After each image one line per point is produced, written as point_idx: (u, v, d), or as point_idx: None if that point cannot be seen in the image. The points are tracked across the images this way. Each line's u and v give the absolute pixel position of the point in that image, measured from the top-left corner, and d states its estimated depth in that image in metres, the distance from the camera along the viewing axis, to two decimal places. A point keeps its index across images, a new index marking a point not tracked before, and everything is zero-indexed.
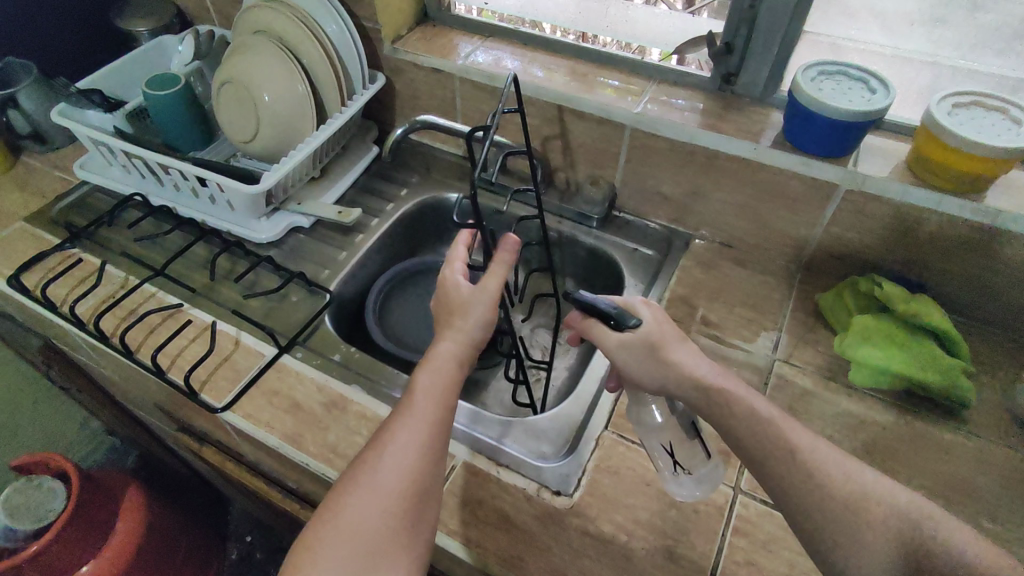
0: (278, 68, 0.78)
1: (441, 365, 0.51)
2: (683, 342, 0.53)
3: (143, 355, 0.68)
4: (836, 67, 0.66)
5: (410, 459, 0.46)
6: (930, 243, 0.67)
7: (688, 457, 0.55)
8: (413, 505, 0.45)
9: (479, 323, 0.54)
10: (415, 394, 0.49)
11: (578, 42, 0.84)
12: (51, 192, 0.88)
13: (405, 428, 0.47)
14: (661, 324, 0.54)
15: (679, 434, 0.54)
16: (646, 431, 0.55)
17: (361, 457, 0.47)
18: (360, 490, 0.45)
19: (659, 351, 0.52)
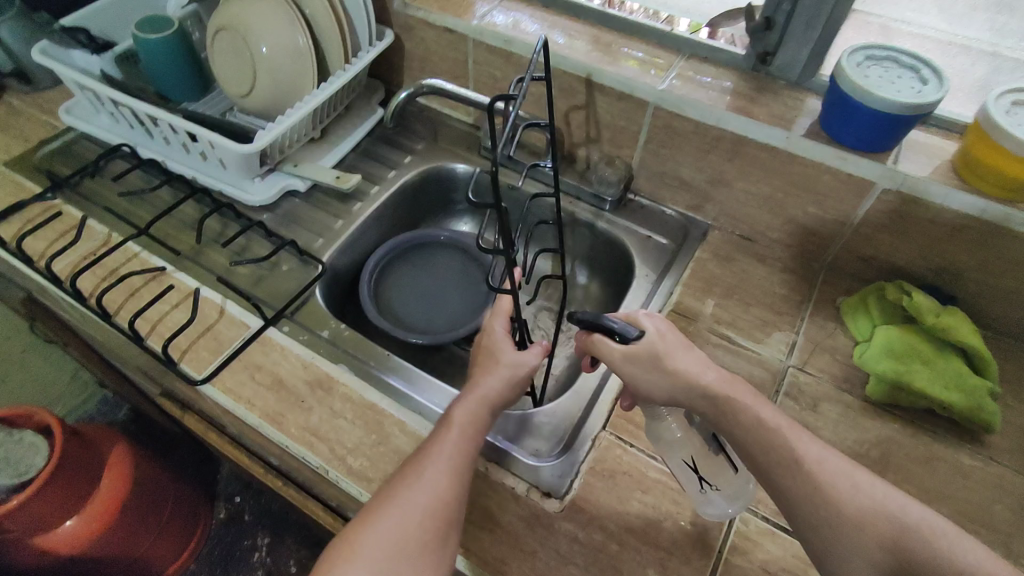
0: (277, 16, 0.72)
1: (479, 401, 0.53)
2: (690, 351, 0.51)
3: (122, 318, 0.65)
4: (886, 52, 0.60)
5: (444, 483, 0.47)
6: (969, 252, 0.61)
7: (714, 471, 0.51)
8: (441, 528, 0.45)
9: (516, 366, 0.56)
10: (451, 421, 0.51)
11: (603, 7, 0.78)
12: (35, 136, 0.83)
13: (439, 452, 0.49)
14: (665, 334, 0.52)
15: (700, 446, 0.52)
16: (666, 446, 0.52)
17: (393, 477, 0.48)
18: (391, 506, 0.45)
19: (661, 361, 0.50)
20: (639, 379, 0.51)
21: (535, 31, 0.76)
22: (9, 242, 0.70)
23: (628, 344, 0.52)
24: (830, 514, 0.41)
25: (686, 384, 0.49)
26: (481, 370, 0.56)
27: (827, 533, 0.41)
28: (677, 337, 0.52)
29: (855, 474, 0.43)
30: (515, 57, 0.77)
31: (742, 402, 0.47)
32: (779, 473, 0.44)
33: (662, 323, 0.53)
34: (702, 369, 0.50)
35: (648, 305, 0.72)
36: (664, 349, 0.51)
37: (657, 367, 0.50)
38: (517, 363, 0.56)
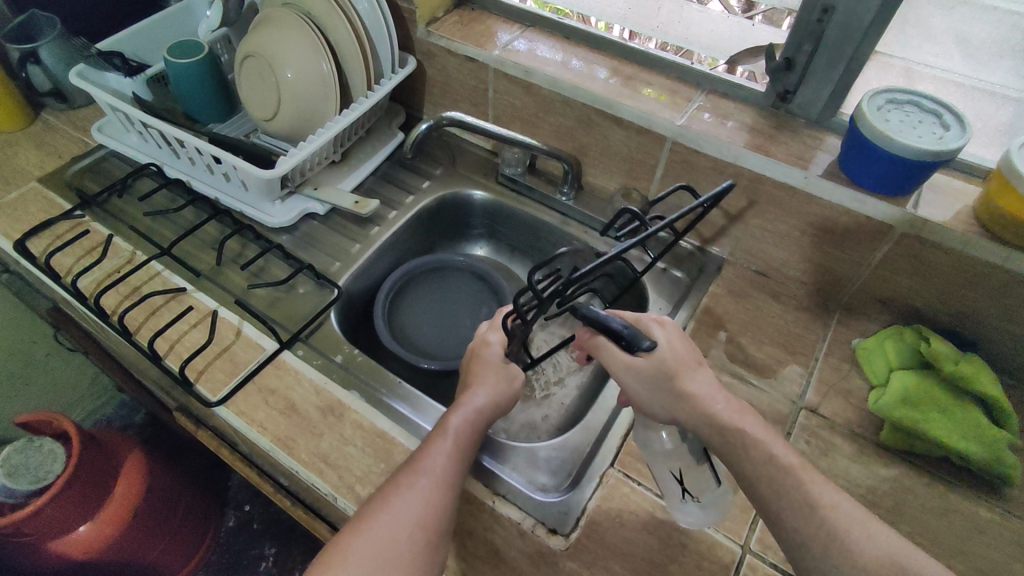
0: (303, 44, 0.74)
1: (472, 414, 0.55)
2: (699, 371, 0.52)
3: (142, 337, 0.66)
4: (908, 96, 0.59)
5: (435, 492, 0.48)
6: (990, 299, 0.60)
7: (697, 483, 0.52)
8: (430, 537, 0.46)
9: (504, 382, 0.58)
10: (442, 435, 0.52)
11: (625, 39, 0.78)
12: (68, 153, 0.86)
13: (433, 461, 0.50)
14: (676, 346, 0.53)
15: (685, 459, 0.52)
16: (654, 457, 0.53)
17: (386, 484, 0.49)
18: (381, 516, 0.46)
19: (673, 377, 0.51)
20: (656, 404, 0.51)
21: (555, 62, 0.77)
22: (38, 257, 0.73)
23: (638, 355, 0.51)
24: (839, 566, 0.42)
25: (694, 408, 0.50)
26: (472, 381, 0.58)
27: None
28: (687, 351, 0.53)
29: (858, 526, 0.44)
30: (535, 87, 0.78)
31: (759, 445, 0.48)
32: (790, 516, 0.45)
33: (673, 335, 0.54)
34: (712, 396, 0.51)
35: None
36: (678, 368, 0.51)
37: (673, 388, 0.51)
38: (510, 379, 0.58)
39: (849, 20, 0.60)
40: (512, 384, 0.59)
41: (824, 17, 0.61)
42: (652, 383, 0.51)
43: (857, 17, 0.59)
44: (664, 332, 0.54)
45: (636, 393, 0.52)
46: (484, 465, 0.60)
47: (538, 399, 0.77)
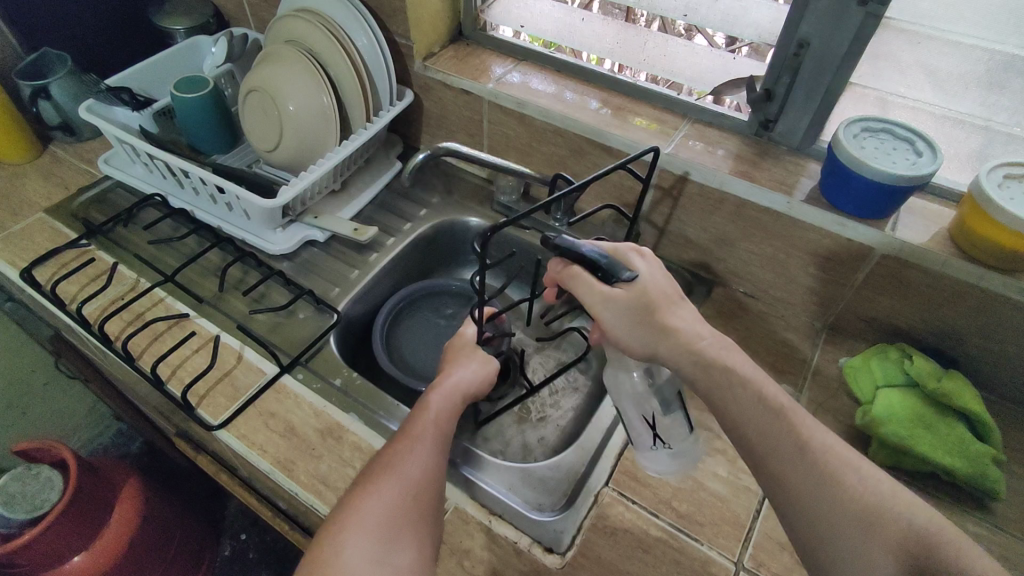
0: (305, 78, 0.77)
1: (451, 392, 0.60)
2: (682, 305, 0.55)
3: (144, 362, 0.68)
4: (882, 124, 0.62)
5: (430, 456, 0.52)
6: (969, 317, 0.62)
7: (671, 432, 0.59)
8: (429, 494, 0.50)
9: (478, 363, 0.65)
10: (428, 409, 0.57)
11: (613, 72, 0.82)
12: (74, 185, 0.88)
13: (423, 431, 0.54)
14: (653, 276, 0.55)
15: (659, 405, 0.57)
16: (630, 403, 0.58)
17: (382, 453, 0.52)
18: (388, 475, 0.50)
19: (654, 308, 0.54)
20: (636, 337, 0.54)
21: (547, 94, 0.81)
22: (44, 286, 0.75)
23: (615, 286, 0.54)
24: (841, 522, 0.44)
25: (678, 343, 0.52)
26: (451, 366, 0.64)
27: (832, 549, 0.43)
28: (669, 284, 0.55)
29: (864, 483, 0.45)
30: (528, 118, 0.81)
31: (762, 405, 0.49)
32: (791, 484, 0.46)
33: (655, 268, 0.56)
34: (698, 331, 0.53)
35: None
36: (660, 301, 0.54)
37: (655, 323, 0.53)
38: (486, 361, 0.65)
39: (825, 54, 0.64)
40: (488, 366, 0.65)
41: (800, 50, 0.65)
42: (632, 316, 0.54)
43: (833, 51, 0.63)
44: (644, 263, 0.57)
45: (616, 326, 0.55)
46: (481, 486, 0.61)
47: (534, 422, 0.78)
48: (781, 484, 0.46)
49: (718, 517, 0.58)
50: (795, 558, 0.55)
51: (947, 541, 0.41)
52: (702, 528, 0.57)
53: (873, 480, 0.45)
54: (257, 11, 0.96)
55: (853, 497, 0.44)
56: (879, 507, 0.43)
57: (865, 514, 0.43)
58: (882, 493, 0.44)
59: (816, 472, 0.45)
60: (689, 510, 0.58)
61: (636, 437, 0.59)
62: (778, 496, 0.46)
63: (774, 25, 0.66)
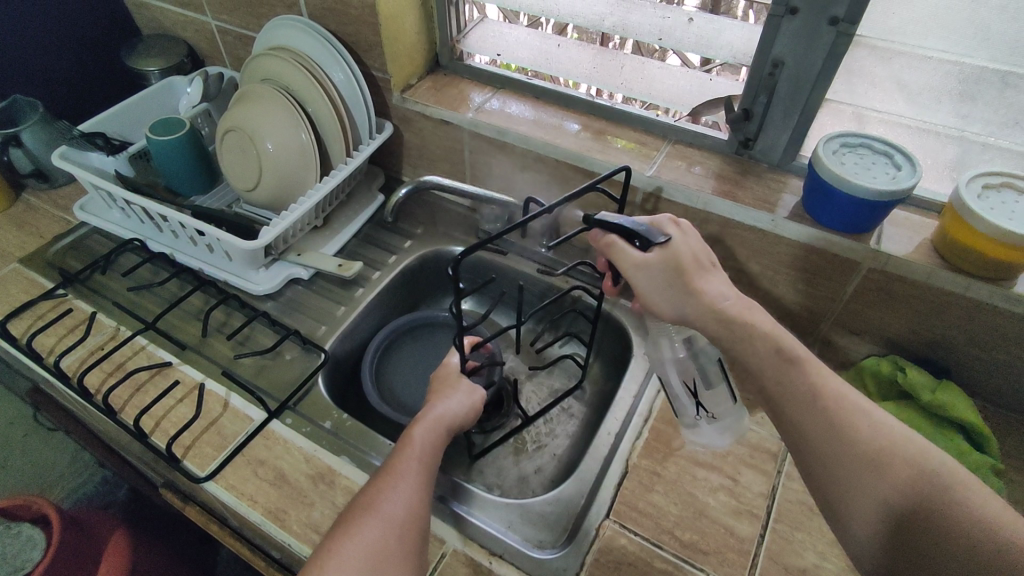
0: (282, 116, 0.76)
1: (437, 421, 0.58)
2: (713, 271, 0.54)
3: (127, 415, 0.66)
4: (859, 140, 0.63)
5: (413, 495, 0.50)
6: (957, 327, 0.63)
7: (716, 404, 0.61)
8: (414, 536, 0.48)
9: (465, 392, 0.62)
10: (412, 442, 0.55)
11: (591, 97, 0.82)
12: (50, 233, 0.87)
13: (407, 467, 0.52)
14: (689, 242, 0.54)
15: (702, 377, 0.59)
16: (672, 375, 0.59)
17: (364, 493, 0.50)
18: (369, 518, 0.47)
19: (686, 272, 0.52)
20: (665, 299, 0.53)
21: (526, 121, 0.81)
22: (19, 340, 0.72)
23: (650, 251, 0.52)
24: (853, 465, 0.45)
25: (702, 304, 0.52)
26: (437, 395, 0.62)
27: (844, 493, 0.45)
28: (703, 250, 0.54)
29: (877, 429, 0.45)
30: (509, 146, 0.81)
31: (775, 386, 0.49)
32: (807, 434, 0.47)
33: (689, 235, 0.55)
34: (721, 292, 0.52)
35: (646, 385, 0.71)
36: (692, 267, 0.53)
37: (685, 286, 0.52)
38: (474, 388, 0.63)
39: (799, 72, 0.64)
40: (474, 396, 0.63)
41: (775, 70, 0.65)
42: (665, 279, 0.53)
43: (807, 69, 0.64)
44: (677, 231, 0.55)
45: (649, 290, 0.53)
46: (480, 527, 0.59)
47: (530, 452, 0.76)
48: (795, 428, 0.48)
49: (722, 543, 0.57)
50: None
51: (953, 482, 0.41)
52: (707, 557, 0.56)
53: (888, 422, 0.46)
54: (232, 50, 0.95)
55: (865, 441, 0.45)
56: (891, 449, 0.44)
57: (875, 458, 0.44)
58: (898, 441, 0.44)
59: (830, 418, 0.46)
60: (693, 538, 0.57)
61: (680, 406, 0.61)
62: (793, 439, 0.49)
63: (747, 45, 0.66)
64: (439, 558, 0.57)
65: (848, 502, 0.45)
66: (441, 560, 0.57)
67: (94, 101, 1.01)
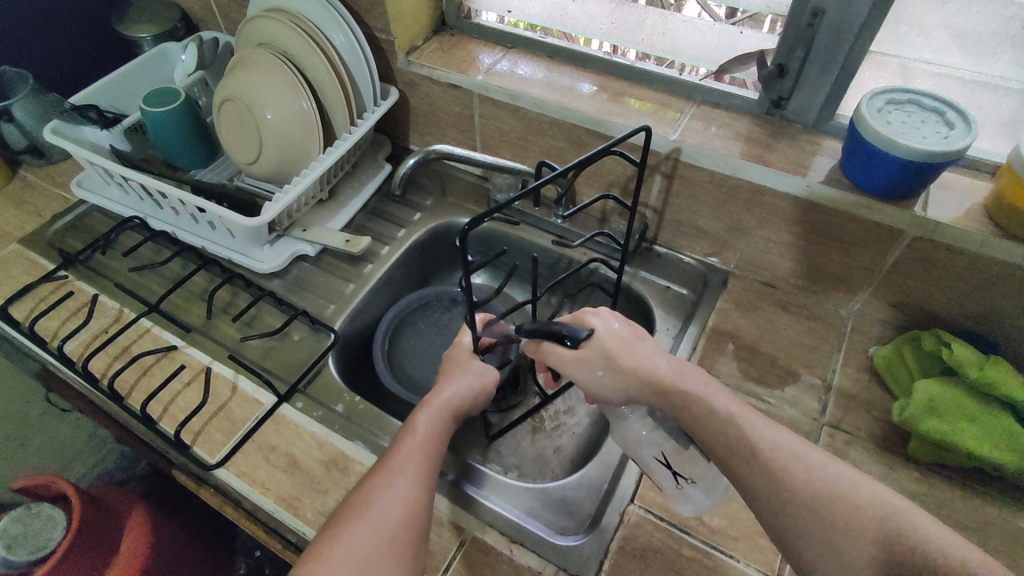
0: (281, 84, 0.72)
1: (442, 408, 0.54)
2: (642, 345, 0.51)
3: (133, 399, 0.64)
4: (907, 95, 0.57)
5: (412, 492, 0.46)
6: (1009, 300, 0.58)
7: (696, 468, 0.51)
8: (411, 538, 0.45)
9: (474, 375, 0.58)
10: (413, 432, 0.51)
11: (609, 55, 0.76)
12: (49, 211, 0.84)
13: (406, 460, 0.49)
14: (611, 327, 0.52)
15: (672, 442, 0.50)
16: (636, 447, 0.52)
17: (359, 490, 0.47)
18: (362, 520, 0.44)
19: (614, 361, 0.50)
20: (606, 389, 0.51)
21: (539, 83, 0.75)
22: (22, 323, 0.71)
23: (579, 348, 0.52)
24: (813, 535, 0.42)
25: (642, 380, 0.50)
26: (444, 378, 0.58)
27: (826, 572, 0.41)
28: (626, 330, 0.52)
29: (832, 483, 0.43)
30: (521, 110, 0.75)
31: (736, 434, 0.46)
32: (771, 508, 0.43)
33: (611, 320, 0.53)
34: (655, 359, 0.50)
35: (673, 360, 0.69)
36: (618, 348, 0.51)
37: (620, 370, 0.50)
38: (485, 370, 0.59)
39: (839, 22, 0.59)
40: (487, 377, 0.59)
41: (814, 20, 0.59)
42: (600, 373, 0.51)
43: (848, 20, 0.58)
44: (601, 319, 0.53)
45: (588, 384, 0.52)
46: (503, 514, 0.57)
47: (549, 431, 0.74)
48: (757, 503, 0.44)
49: (753, 529, 0.54)
50: None
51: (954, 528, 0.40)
52: (737, 543, 0.53)
53: (832, 477, 0.43)
54: (227, 12, 0.90)
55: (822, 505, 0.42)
56: (845, 508, 0.42)
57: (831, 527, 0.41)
58: (853, 490, 0.42)
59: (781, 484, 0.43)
60: (722, 524, 0.54)
61: (657, 480, 0.52)
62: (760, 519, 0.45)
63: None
64: (457, 545, 0.55)
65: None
66: (460, 548, 0.55)
67: (88, 70, 0.97)
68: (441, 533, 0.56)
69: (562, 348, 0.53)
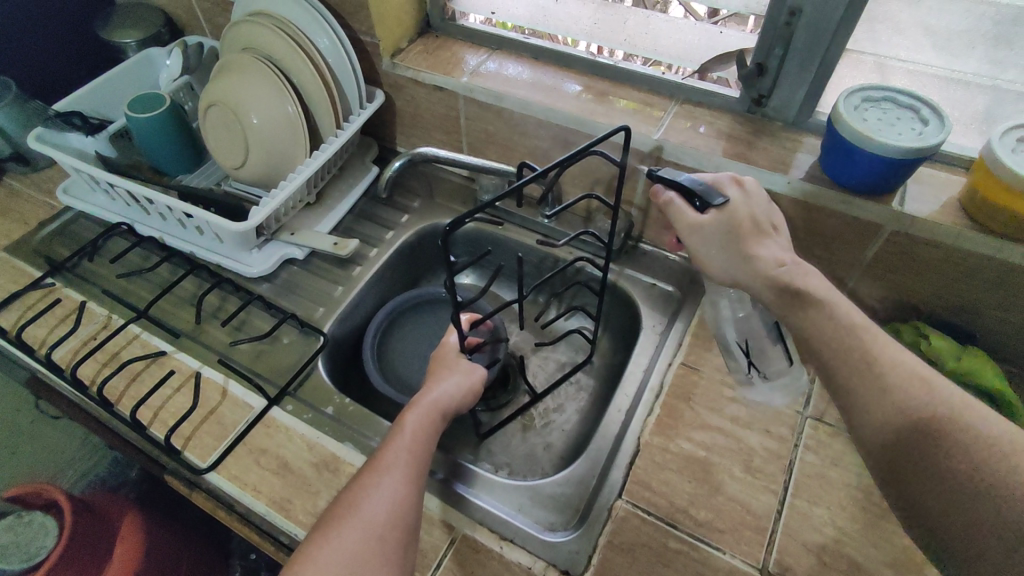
0: (266, 88, 0.72)
1: (430, 408, 0.55)
2: (772, 235, 0.55)
3: (123, 405, 0.64)
4: (884, 93, 0.58)
5: (399, 492, 0.47)
6: (986, 291, 0.59)
7: (771, 365, 0.65)
8: (398, 537, 0.45)
9: (461, 376, 0.59)
10: (401, 432, 0.52)
11: (593, 56, 0.77)
12: (34, 218, 0.84)
13: (394, 460, 0.49)
14: (750, 205, 0.55)
15: (760, 333, 0.65)
16: (727, 324, 0.67)
17: (348, 491, 0.48)
18: (350, 520, 0.45)
19: (738, 235, 0.54)
20: (718, 256, 0.55)
21: (524, 83, 0.76)
22: (10, 331, 0.70)
23: (707, 213, 0.55)
24: (856, 369, 0.46)
25: (758, 271, 0.53)
26: (432, 378, 0.59)
27: (871, 415, 0.45)
28: (763, 213, 0.55)
29: (902, 377, 0.44)
30: (506, 112, 0.76)
31: (816, 313, 0.50)
32: (827, 356, 0.48)
33: (754, 197, 0.56)
34: (779, 257, 0.54)
35: (659, 358, 0.70)
36: (747, 230, 0.54)
37: (740, 248, 0.54)
38: (471, 371, 0.60)
39: (815, 22, 0.60)
40: (473, 377, 0.60)
41: (792, 19, 0.60)
42: (722, 241, 0.55)
43: (823, 19, 0.59)
44: (740, 192, 0.56)
45: (699, 249, 0.56)
46: (494, 512, 0.58)
47: (539, 428, 0.75)
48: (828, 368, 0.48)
49: (738, 521, 0.55)
50: (822, 560, 0.53)
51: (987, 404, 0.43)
52: (723, 536, 0.54)
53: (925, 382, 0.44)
54: (211, 17, 0.90)
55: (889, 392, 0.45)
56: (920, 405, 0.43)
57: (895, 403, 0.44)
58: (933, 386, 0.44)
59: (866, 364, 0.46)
60: (708, 517, 0.55)
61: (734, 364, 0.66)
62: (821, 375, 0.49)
63: None
64: (447, 544, 0.55)
65: (868, 447, 0.46)
66: (451, 545, 0.55)
67: (72, 77, 0.96)
68: (431, 532, 0.56)
69: (689, 209, 0.56)
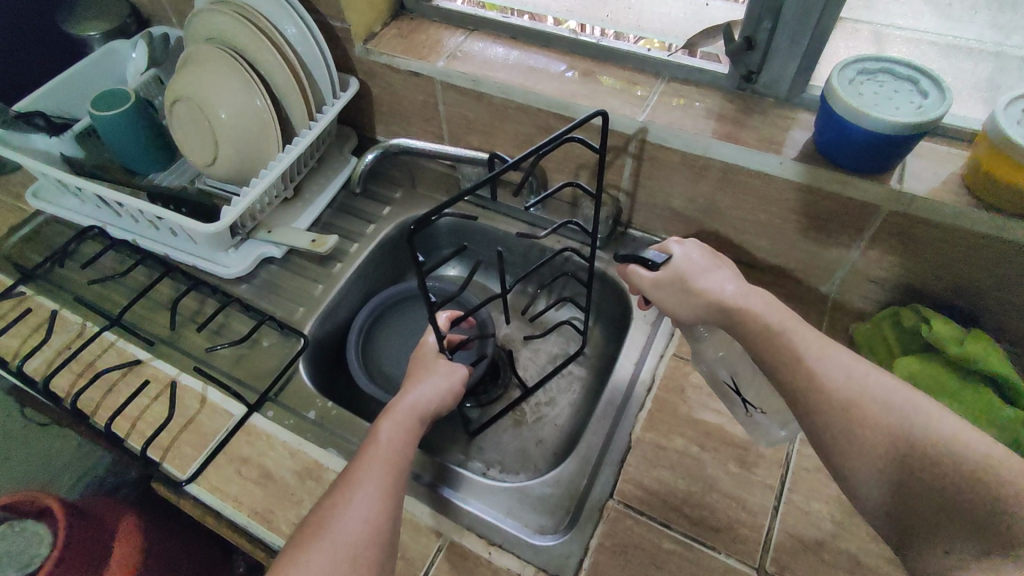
0: (232, 81, 0.69)
1: (407, 414, 0.53)
2: (717, 271, 0.52)
3: (98, 417, 0.62)
4: (879, 65, 0.55)
5: (374, 507, 0.45)
6: (987, 271, 0.57)
7: (765, 403, 0.54)
8: (372, 555, 0.43)
9: (440, 378, 0.57)
10: (376, 442, 0.50)
11: (575, 34, 0.73)
12: (5, 224, 0.81)
13: (368, 472, 0.47)
14: (689, 254, 0.54)
15: (744, 368, 0.54)
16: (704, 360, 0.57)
17: (319, 509, 0.46)
18: (321, 541, 0.43)
19: (688, 284, 0.52)
20: (677, 307, 0.53)
21: (502, 66, 0.72)
22: None
23: (659, 271, 0.54)
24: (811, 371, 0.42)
25: (709, 302, 0.50)
26: (410, 381, 0.57)
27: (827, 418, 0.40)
28: (703, 257, 0.54)
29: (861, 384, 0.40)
30: (485, 96, 0.73)
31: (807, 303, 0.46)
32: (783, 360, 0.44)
33: (691, 247, 0.55)
34: (723, 286, 0.50)
35: (650, 348, 0.68)
36: (693, 272, 0.52)
37: (689, 291, 0.52)
38: (451, 372, 0.58)
39: None
40: (453, 378, 0.57)
41: None
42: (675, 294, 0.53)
43: None
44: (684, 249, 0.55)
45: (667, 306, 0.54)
46: (482, 516, 0.57)
47: (530, 424, 0.73)
48: (796, 390, 0.43)
49: (734, 519, 0.53)
50: (820, 557, 0.51)
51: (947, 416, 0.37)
52: (718, 535, 0.53)
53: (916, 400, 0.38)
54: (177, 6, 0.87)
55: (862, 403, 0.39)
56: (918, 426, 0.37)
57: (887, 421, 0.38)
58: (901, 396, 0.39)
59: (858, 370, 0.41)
60: (702, 515, 0.54)
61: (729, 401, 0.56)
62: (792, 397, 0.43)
63: None
64: (434, 552, 0.54)
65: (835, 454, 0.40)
66: (440, 551, 0.54)
67: (38, 73, 0.93)
68: (418, 539, 0.54)
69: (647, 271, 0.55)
